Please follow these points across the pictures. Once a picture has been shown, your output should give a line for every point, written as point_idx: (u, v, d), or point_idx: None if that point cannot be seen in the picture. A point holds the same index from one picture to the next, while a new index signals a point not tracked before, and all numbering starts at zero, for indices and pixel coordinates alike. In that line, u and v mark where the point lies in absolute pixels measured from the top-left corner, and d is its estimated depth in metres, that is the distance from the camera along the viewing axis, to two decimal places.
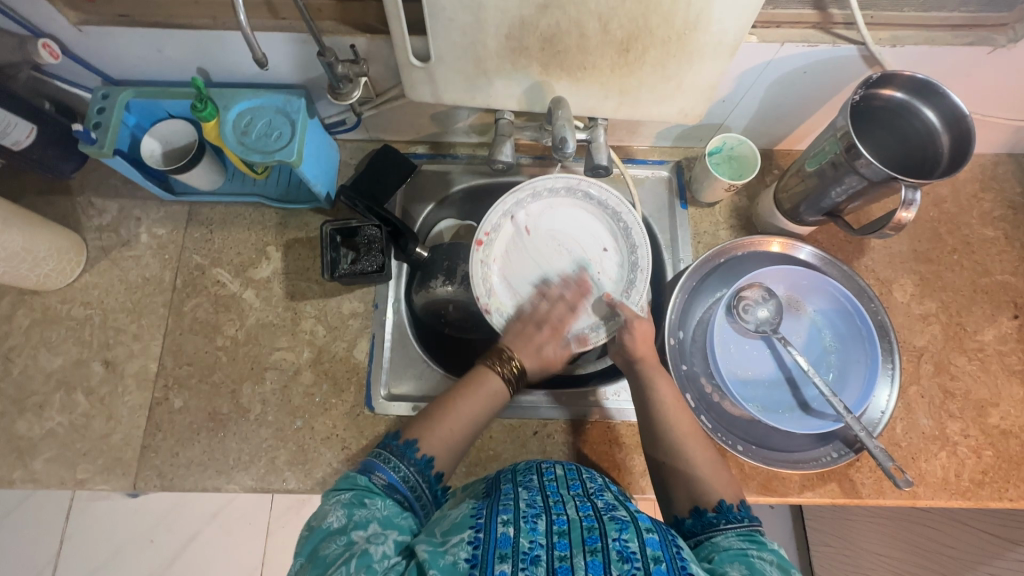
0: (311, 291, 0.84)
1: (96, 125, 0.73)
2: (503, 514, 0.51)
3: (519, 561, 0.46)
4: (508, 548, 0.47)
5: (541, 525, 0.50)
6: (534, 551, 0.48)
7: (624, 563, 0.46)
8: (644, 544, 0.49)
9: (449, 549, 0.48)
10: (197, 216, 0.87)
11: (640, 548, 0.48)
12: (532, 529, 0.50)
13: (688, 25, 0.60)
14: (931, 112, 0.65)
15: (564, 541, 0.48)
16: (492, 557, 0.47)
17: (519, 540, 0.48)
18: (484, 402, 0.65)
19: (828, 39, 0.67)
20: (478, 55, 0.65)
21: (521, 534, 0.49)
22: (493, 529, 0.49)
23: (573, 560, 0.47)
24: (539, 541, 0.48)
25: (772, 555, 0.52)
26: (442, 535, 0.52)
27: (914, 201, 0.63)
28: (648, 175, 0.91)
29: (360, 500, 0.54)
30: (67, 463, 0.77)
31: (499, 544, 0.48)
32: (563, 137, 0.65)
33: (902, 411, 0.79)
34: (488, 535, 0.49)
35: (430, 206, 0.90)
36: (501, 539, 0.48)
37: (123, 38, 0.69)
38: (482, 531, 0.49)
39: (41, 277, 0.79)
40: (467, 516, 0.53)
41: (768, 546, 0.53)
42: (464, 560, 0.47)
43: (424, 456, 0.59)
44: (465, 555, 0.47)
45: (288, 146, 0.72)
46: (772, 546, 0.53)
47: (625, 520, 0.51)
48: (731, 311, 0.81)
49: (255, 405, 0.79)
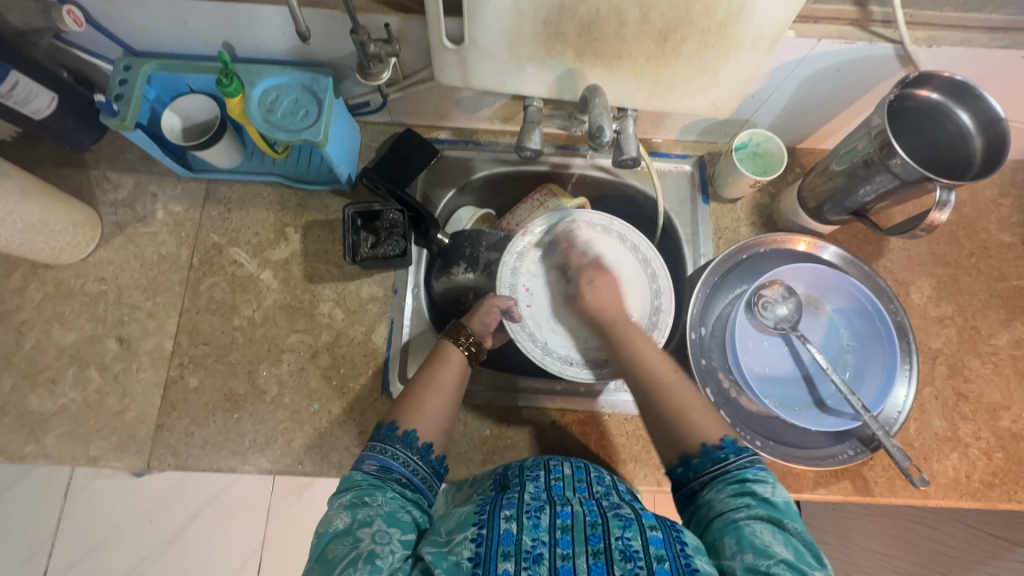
0: (330, 274, 0.83)
1: (118, 96, 0.71)
2: (507, 510, 0.52)
3: (521, 560, 0.47)
4: (511, 546, 0.48)
5: (544, 521, 0.51)
6: (537, 549, 0.48)
7: (627, 563, 0.47)
8: (648, 543, 0.49)
9: (452, 549, 0.49)
10: (214, 194, 0.85)
11: (643, 547, 0.48)
12: (535, 525, 0.50)
13: (730, 17, 0.59)
14: (965, 115, 0.65)
15: (566, 538, 0.49)
16: (496, 554, 0.48)
17: (522, 538, 0.49)
18: (455, 373, 0.67)
19: (866, 36, 0.66)
20: (514, 39, 0.64)
21: (524, 531, 0.50)
22: (496, 526, 0.50)
23: (574, 561, 0.47)
24: (541, 538, 0.49)
25: (763, 508, 0.52)
26: (447, 533, 0.52)
27: (949, 202, 0.63)
28: (670, 169, 0.91)
29: (362, 499, 0.54)
30: (80, 439, 0.76)
31: (502, 542, 0.49)
32: (600, 125, 0.64)
33: (916, 412, 0.80)
34: (490, 531, 0.50)
35: (452, 192, 0.89)
36: (504, 535, 0.49)
37: (148, 8, 0.68)
38: (485, 528, 0.50)
39: (56, 250, 0.78)
40: (471, 514, 0.54)
41: (761, 500, 0.52)
42: (466, 560, 0.48)
43: (407, 431, 0.61)
44: (468, 555, 0.48)
45: (314, 125, 0.70)
46: (763, 493, 0.53)
47: (629, 518, 0.52)
48: (752, 307, 0.81)
49: (271, 386, 0.78)
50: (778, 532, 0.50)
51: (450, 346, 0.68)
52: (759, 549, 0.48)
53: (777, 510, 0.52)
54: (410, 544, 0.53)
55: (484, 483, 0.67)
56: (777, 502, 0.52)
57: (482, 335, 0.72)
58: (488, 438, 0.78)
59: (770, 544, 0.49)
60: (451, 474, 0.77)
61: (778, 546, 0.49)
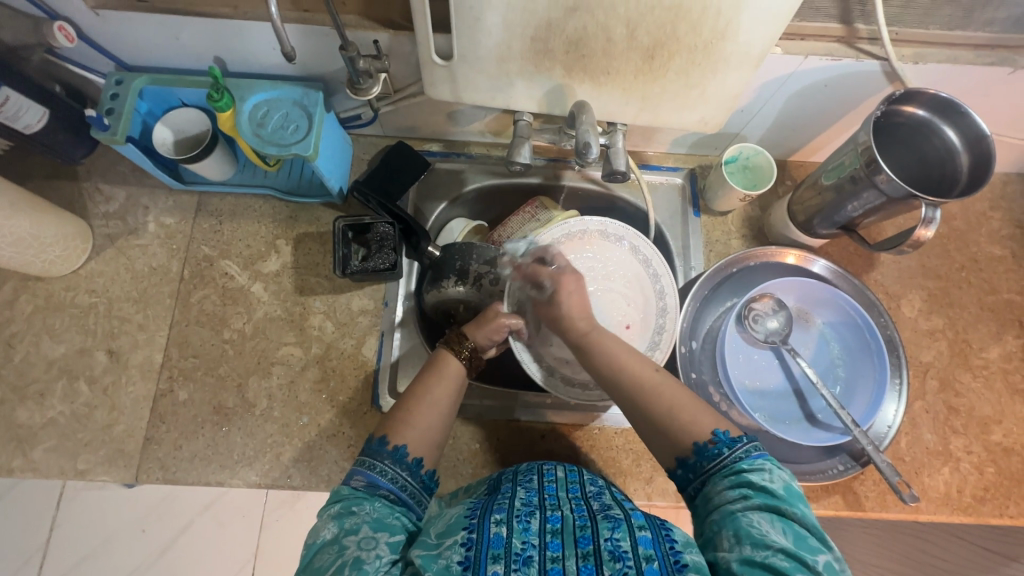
0: (320, 287, 0.83)
1: (109, 111, 0.72)
2: (497, 514, 0.52)
3: (511, 562, 0.47)
4: (500, 548, 0.48)
5: (534, 525, 0.51)
6: (526, 551, 0.48)
7: (616, 563, 0.47)
8: (636, 543, 0.49)
9: (442, 553, 0.49)
10: (206, 206, 0.85)
11: (632, 547, 0.48)
12: (525, 528, 0.50)
13: (716, 34, 0.60)
14: (952, 132, 0.65)
15: (556, 541, 0.49)
16: (485, 556, 0.47)
17: (512, 541, 0.49)
18: (451, 387, 0.65)
19: (852, 53, 0.67)
20: (503, 56, 0.65)
21: (514, 535, 0.50)
22: (486, 529, 0.50)
23: (564, 563, 0.47)
24: (531, 541, 0.49)
25: (760, 498, 0.50)
26: (436, 536, 0.52)
27: (933, 219, 0.63)
28: (662, 181, 0.91)
29: (349, 509, 0.53)
30: (69, 453, 0.76)
31: (491, 544, 0.48)
32: (587, 141, 0.65)
33: (907, 426, 0.80)
34: (480, 534, 0.49)
35: (443, 204, 0.89)
36: (494, 538, 0.49)
37: (140, 24, 0.68)
38: (475, 531, 0.50)
39: (47, 263, 0.78)
40: (461, 517, 0.54)
41: (757, 490, 0.50)
42: (456, 563, 0.47)
43: (397, 447, 0.59)
44: (458, 558, 0.48)
45: (305, 139, 0.71)
46: (759, 481, 0.51)
47: (618, 519, 0.52)
48: (742, 321, 0.81)
49: (261, 400, 0.78)
50: (777, 520, 0.48)
51: (448, 356, 0.67)
52: (755, 540, 0.47)
53: (775, 497, 0.50)
54: (400, 547, 0.52)
55: (479, 489, 0.67)
56: (776, 489, 0.50)
57: (485, 346, 0.71)
58: (478, 452, 0.78)
59: (767, 532, 0.47)
60: (440, 488, 0.76)
61: (775, 534, 0.47)
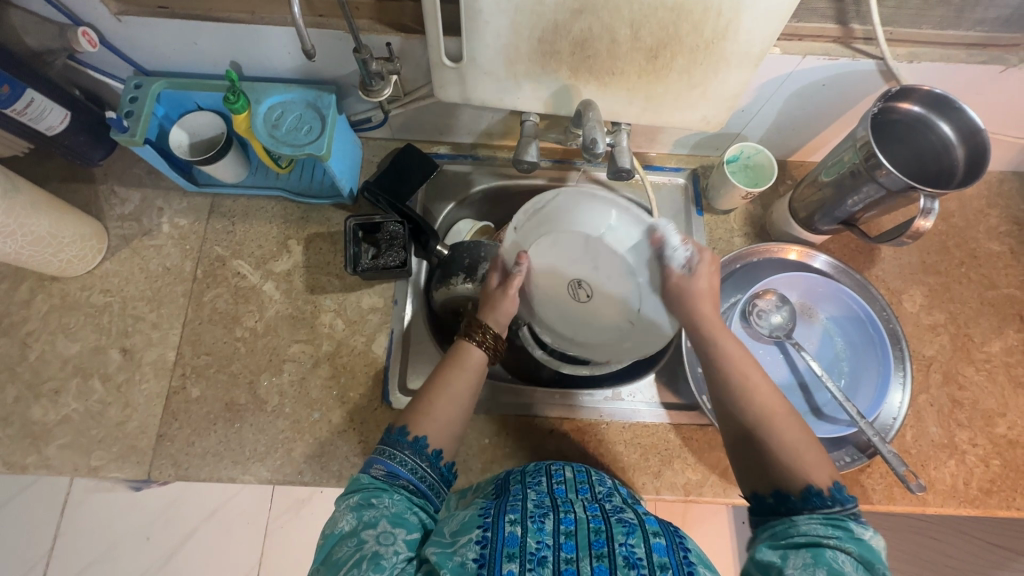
0: (331, 285, 0.84)
1: (128, 113, 0.74)
2: (510, 514, 0.52)
3: (526, 562, 0.48)
4: (516, 548, 0.49)
5: (548, 526, 0.51)
6: (541, 552, 0.49)
7: (630, 569, 0.47)
8: (651, 550, 0.49)
9: (457, 550, 0.50)
10: (220, 207, 0.87)
11: (646, 554, 0.49)
12: (539, 529, 0.51)
13: (716, 35, 0.62)
14: (947, 126, 0.67)
15: (570, 542, 0.50)
16: (500, 556, 0.48)
17: (527, 540, 0.49)
18: (467, 378, 0.65)
19: (848, 53, 0.69)
20: (511, 57, 0.67)
21: (528, 535, 0.50)
22: (500, 528, 0.51)
23: (578, 564, 0.48)
24: (546, 541, 0.49)
25: (854, 544, 0.49)
26: (450, 535, 0.52)
27: (932, 210, 0.65)
28: (665, 182, 0.93)
29: (369, 500, 0.54)
30: (81, 449, 0.77)
31: (506, 544, 0.49)
32: (593, 138, 0.67)
33: (912, 419, 0.80)
34: (495, 534, 0.50)
35: (451, 205, 0.91)
36: (508, 538, 0.50)
37: (160, 30, 0.70)
38: (489, 530, 0.51)
39: (63, 263, 0.80)
40: (475, 516, 0.54)
41: (853, 536, 0.50)
42: (472, 561, 0.48)
43: (415, 438, 0.60)
44: (473, 556, 0.48)
45: (318, 140, 0.73)
46: (857, 532, 0.50)
47: (633, 524, 0.52)
48: (746, 316, 0.82)
49: (272, 396, 0.79)
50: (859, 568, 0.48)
51: (470, 346, 0.67)
52: (831, 569, 0.47)
53: (868, 552, 0.49)
54: (416, 544, 0.53)
55: (485, 488, 0.68)
56: (872, 548, 0.50)
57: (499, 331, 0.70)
58: (487, 448, 0.79)
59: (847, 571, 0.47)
60: None
61: None
